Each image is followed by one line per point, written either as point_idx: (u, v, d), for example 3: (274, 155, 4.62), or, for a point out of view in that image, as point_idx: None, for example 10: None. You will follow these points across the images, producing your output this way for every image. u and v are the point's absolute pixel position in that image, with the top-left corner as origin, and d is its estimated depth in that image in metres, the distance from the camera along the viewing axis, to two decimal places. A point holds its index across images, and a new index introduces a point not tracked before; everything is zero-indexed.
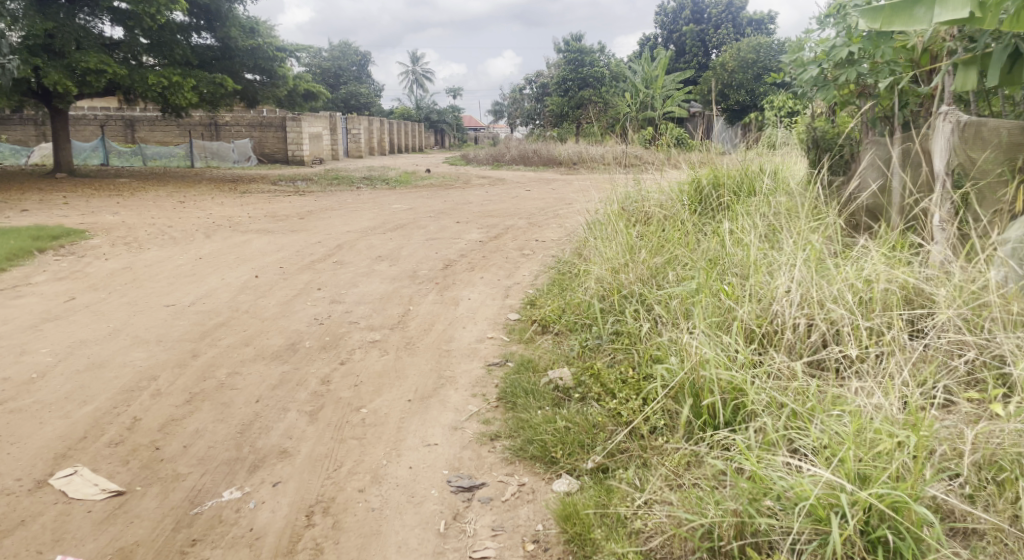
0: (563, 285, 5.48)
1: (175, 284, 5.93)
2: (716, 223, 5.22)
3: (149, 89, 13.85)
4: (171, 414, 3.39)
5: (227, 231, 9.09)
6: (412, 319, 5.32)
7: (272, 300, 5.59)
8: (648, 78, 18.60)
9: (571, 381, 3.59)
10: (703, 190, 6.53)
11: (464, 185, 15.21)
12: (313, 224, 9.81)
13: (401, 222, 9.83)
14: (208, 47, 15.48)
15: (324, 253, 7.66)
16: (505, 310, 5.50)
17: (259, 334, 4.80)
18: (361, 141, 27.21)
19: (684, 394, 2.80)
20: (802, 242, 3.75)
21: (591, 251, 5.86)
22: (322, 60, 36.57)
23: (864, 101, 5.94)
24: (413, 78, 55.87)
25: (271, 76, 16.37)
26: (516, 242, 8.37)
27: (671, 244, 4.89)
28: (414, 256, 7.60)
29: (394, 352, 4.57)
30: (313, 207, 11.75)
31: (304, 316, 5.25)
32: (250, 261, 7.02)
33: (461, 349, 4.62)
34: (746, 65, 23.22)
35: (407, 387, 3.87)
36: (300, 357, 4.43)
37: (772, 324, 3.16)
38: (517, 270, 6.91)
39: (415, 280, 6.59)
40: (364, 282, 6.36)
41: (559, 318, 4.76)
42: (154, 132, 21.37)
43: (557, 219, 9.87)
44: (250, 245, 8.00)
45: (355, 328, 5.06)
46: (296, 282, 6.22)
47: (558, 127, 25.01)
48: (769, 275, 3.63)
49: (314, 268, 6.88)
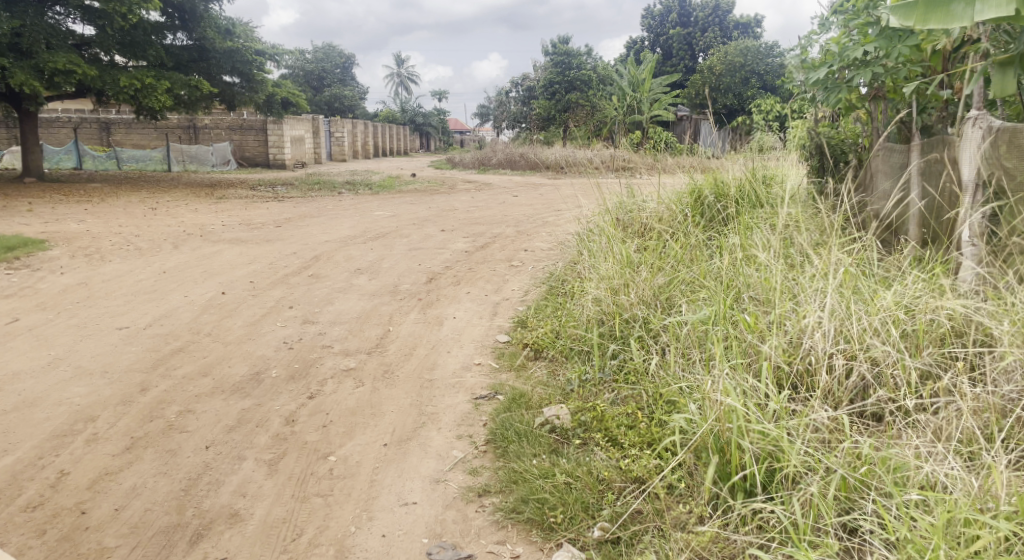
0: (556, 303, 5.03)
1: (133, 302, 5.46)
2: (721, 236, 4.82)
3: (121, 91, 13.31)
4: (105, 466, 2.94)
5: (198, 241, 8.59)
6: (391, 342, 4.87)
7: (238, 321, 5.12)
8: (636, 82, 18.22)
9: (570, 423, 3.16)
10: (704, 200, 6.04)
11: (450, 190, 14.77)
12: (290, 233, 9.31)
13: (383, 231, 9.35)
14: (185, 48, 14.95)
15: (300, 265, 7.19)
16: (492, 331, 5.04)
17: (220, 362, 4.33)
18: (345, 144, 26.69)
19: (707, 450, 2.35)
20: (829, 264, 3.32)
21: (584, 266, 5.42)
22: (305, 62, 36.01)
23: (877, 106, 5.53)
24: (398, 80, 55.30)
25: (249, 78, 15.85)
26: (504, 253, 7.92)
27: (675, 262, 4.44)
28: (395, 269, 7.13)
29: (370, 383, 4.10)
30: (292, 214, 11.25)
31: (272, 340, 4.78)
32: (218, 275, 6.54)
33: (445, 378, 4.16)
34: (733, 69, 22.90)
35: (383, 428, 3.41)
36: (264, 390, 3.96)
37: (804, 361, 2.72)
38: (505, 285, 6.47)
39: (396, 295, 6.12)
40: (340, 299, 5.89)
41: (553, 342, 4.33)
42: (131, 135, 20.80)
43: (546, 227, 9.43)
44: (221, 257, 7.51)
45: (328, 353, 4.60)
46: (266, 300, 5.74)
47: (544, 130, 24.58)
48: (793, 301, 3.20)
49: (287, 282, 6.42)
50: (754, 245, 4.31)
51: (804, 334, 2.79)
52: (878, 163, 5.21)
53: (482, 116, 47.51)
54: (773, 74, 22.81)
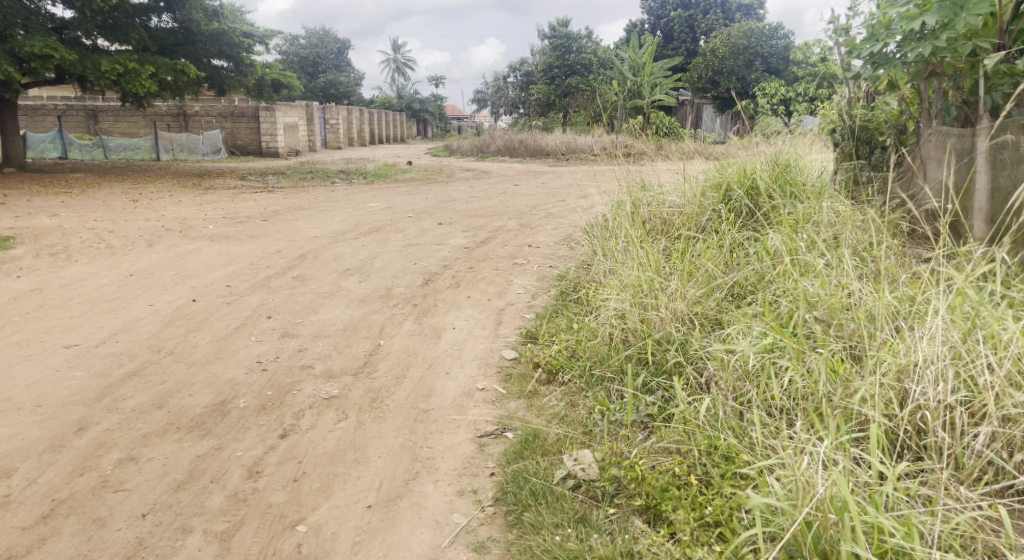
0: (568, 313, 4.42)
1: (89, 312, 4.82)
2: (758, 238, 4.23)
3: (102, 77, 12.58)
4: (10, 547, 2.39)
5: (176, 238, 7.92)
6: (381, 360, 4.24)
7: (206, 336, 4.47)
8: (636, 66, 17.47)
9: (599, 476, 2.61)
10: (734, 193, 5.25)
11: (447, 178, 14.13)
12: (276, 228, 8.64)
13: (376, 225, 8.69)
14: (169, 31, 14.15)
15: (284, 265, 6.54)
16: (497, 346, 4.42)
17: (179, 389, 3.70)
18: (340, 131, 25.93)
19: (805, 552, 1.84)
20: (916, 287, 2.78)
21: (600, 270, 4.80)
22: (299, 47, 35.13)
23: (926, 86, 4.93)
24: (394, 66, 54.22)
25: (239, 62, 15.18)
26: (507, 249, 7.30)
27: (711, 268, 3.85)
28: (389, 269, 6.48)
29: (355, 416, 3.47)
30: (281, 207, 10.57)
31: (244, 359, 4.15)
32: (192, 278, 5.89)
33: (444, 409, 3.55)
34: (737, 52, 22.13)
35: (367, 482, 2.80)
36: (228, 427, 3.33)
37: (910, 416, 2.20)
38: (509, 287, 5.85)
39: (389, 301, 5.49)
40: (325, 307, 5.24)
41: (570, 363, 3.75)
42: (118, 123, 20.08)
43: (551, 220, 8.80)
44: (198, 256, 6.85)
45: (308, 376, 3.96)
46: (241, 308, 5.09)
47: (544, 116, 23.90)
48: (876, 333, 2.65)
49: (268, 287, 5.78)
50: (806, 253, 3.74)
51: (908, 382, 2.26)
52: (928, 150, 4.63)
53: (479, 102, 46.49)
54: (779, 57, 22.33)
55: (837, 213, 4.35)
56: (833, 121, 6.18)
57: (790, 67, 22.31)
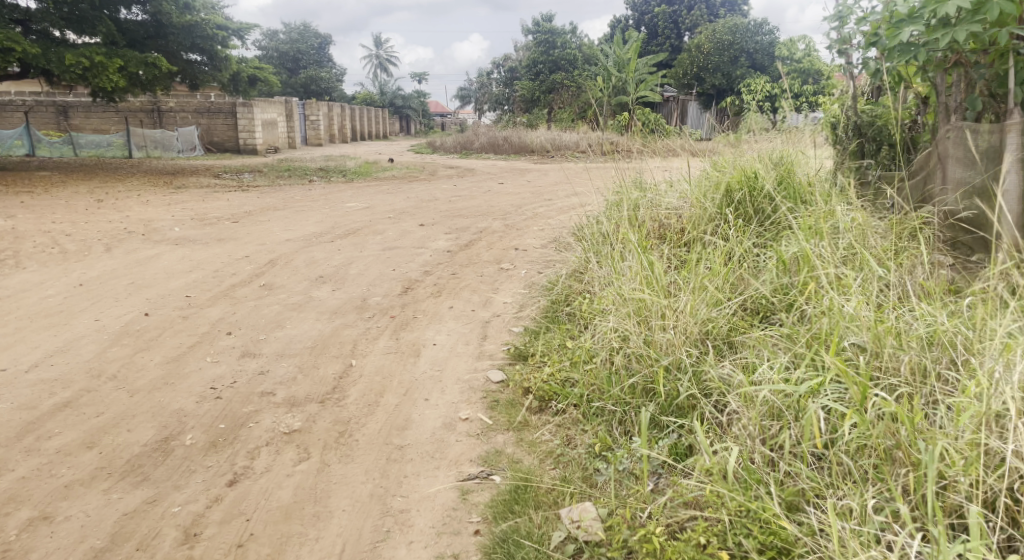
0: (561, 330, 3.98)
1: (26, 329, 4.33)
2: (771, 246, 3.82)
3: (67, 71, 11.99)
4: None
5: (138, 242, 7.39)
6: (352, 383, 3.78)
7: (155, 356, 3.98)
8: (620, 62, 17.06)
9: (610, 542, 2.23)
10: (735, 194, 4.76)
11: (430, 177, 13.65)
12: (247, 230, 8.12)
13: (353, 227, 8.21)
14: (139, 23, 13.50)
15: (251, 272, 6.06)
16: (482, 366, 3.97)
17: (116, 423, 3.23)
18: (321, 128, 25.32)
19: None
20: (974, 317, 2.43)
21: (596, 281, 4.36)
22: (279, 42, 34.45)
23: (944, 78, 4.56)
24: (376, 61, 53.44)
25: (213, 56, 14.55)
26: (492, 252, 6.86)
27: (723, 281, 3.43)
28: (365, 276, 6.00)
29: (318, 455, 3.01)
30: (253, 207, 10.06)
31: (195, 384, 3.67)
32: (148, 288, 5.39)
33: (421, 445, 3.10)
34: (722, 48, 21.78)
35: (326, 548, 2.40)
36: (168, 470, 2.88)
37: (997, 485, 1.88)
38: (495, 295, 5.41)
39: (363, 313, 5.02)
40: (293, 320, 4.76)
41: (565, 389, 3.33)
42: (90, 119, 19.39)
43: (537, 221, 8.36)
44: (158, 262, 6.35)
45: (268, 405, 3.49)
46: (198, 323, 4.61)
47: (528, 112, 23.43)
48: (936, 372, 2.29)
49: (232, 297, 5.30)
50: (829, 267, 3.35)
51: (993, 442, 1.92)
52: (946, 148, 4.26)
53: (463, 98, 45.90)
54: (764, 53, 21.94)
55: (853, 218, 3.95)
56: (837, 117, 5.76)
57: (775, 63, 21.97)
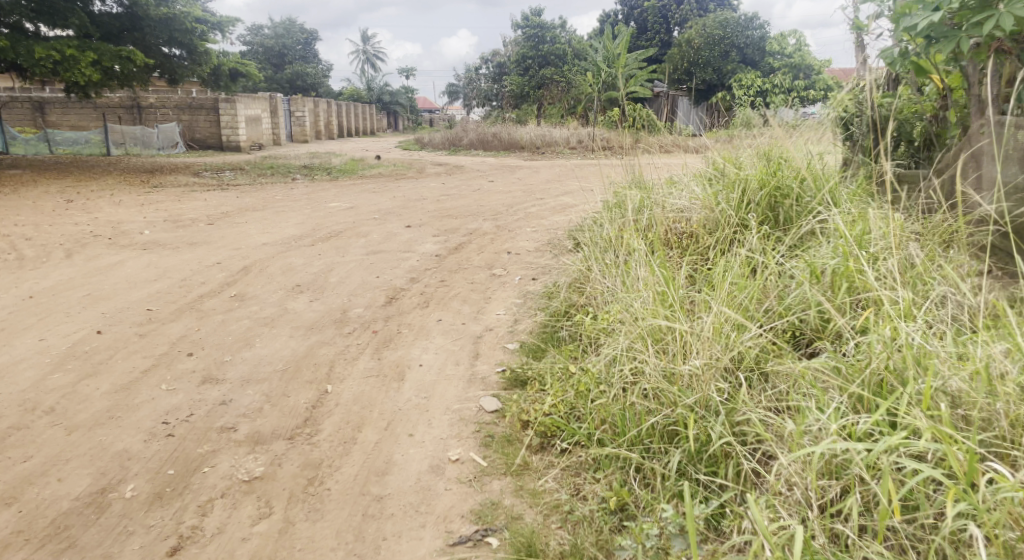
0: (564, 353, 3.53)
1: None
2: (800, 254, 3.37)
3: (37, 66, 11.39)
4: None
5: (102, 247, 6.87)
6: (325, 414, 3.32)
7: (102, 384, 3.50)
8: (610, 56, 16.58)
9: None
10: (753, 195, 4.30)
11: (417, 174, 13.19)
12: (222, 233, 7.62)
13: (335, 229, 7.72)
14: (113, 15, 12.87)
15: (222, 281, 5.58)
16: (473, 392, 3.52)
17: (45, 471, 2.78)
18: (306, 124, 24.75)
19: None
20: None
21: (603, 295, 3.91)
22: (263, 37, 33.81)
23: (975, 68, 4.17)
24: (363, 56, 52.51)
25: (192, 50, 13.91)
26: (483, 256, 6.42)
27: (750, 298, 2.98)
28: (346, 285, 5.52)
29: (281, 510, 2.58)
30: (231, 207, 9.54)
31: (146, 418, 3.20)
32: (106, 301, 4.89)
33: (403, 495, 2.67)
34: (712, 43, 21.32)
35: None
36: (99, 535, 2.45)
37: None
38: (487, 305, 4.96)
39: (342, 327, 4.55)
40: (263, 337, 4.28)
41: (570, 422, 2.89)
42: (67, 115, 18.73)
43: (530, 221, 7.91)
44: (120, 270, 5.84)
45: (227, 443, 3.03)
46: (157, 342, 4.12)
47: (517, 108, 22.96)
48: None
49: (198, 310, 4.81)
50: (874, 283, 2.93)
51: None
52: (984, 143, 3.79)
53: (451, 94, 45.31)
54: (755, 47, 21.53)
55: (888, 221, 3.52)
56: (848, 111, 5.30)
57: (766, 58, 21.55)
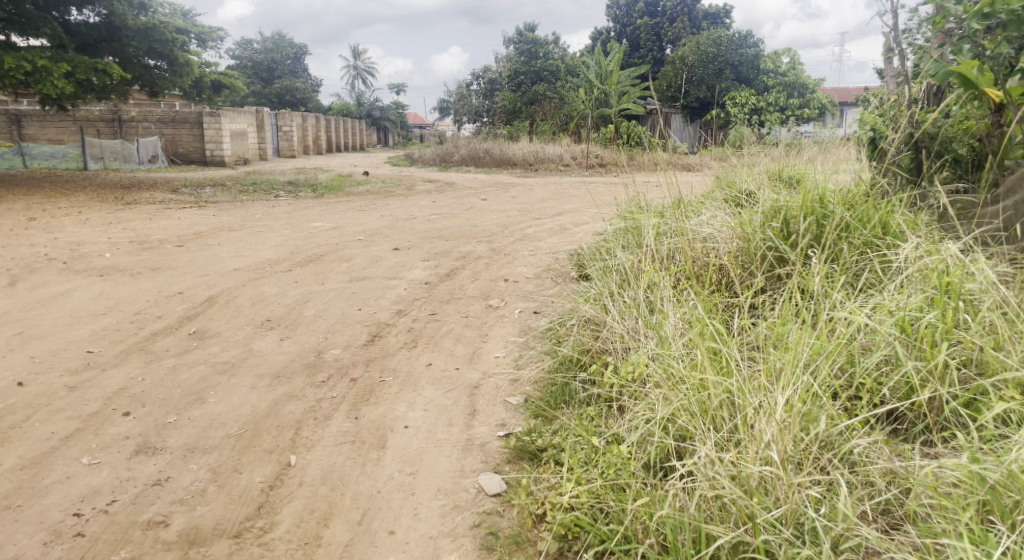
0: (582, 418, 2.87)
1: None
2: (868, 302, 2.73)
3: (6, 76, 10.62)
4: None
5: (54, 273, 6.17)
6: (281, 497, 2.65)
7: (8, 458, 2.84)
8: (601, 74, 15.92)
9: None
10: (797, 224, 3.65)
11: (407, 191, 12.52)
12: (192, 257, 6.92)
13: (317, 252, 7.03)
14: (90, 25, 12.13)
15: (182, 314, 4.89)
16: (470, 466, 2.85)
17: None
18: (294, 140, 24.03)
19: None
20: None
21: (623, 344, 3.25)
22: (253, 51, 33.17)
23: None
24: (355, 72, 51.79)
25: (172, 61, 12.96)
26: (477, 284, 5.76)
27: (826, 363, 2.34)
28: (323, 320, 4.84)
29: None
30: (206, 227, 8.83)
31: (53, 508, 2.55)
32: (38, 341, 4.20)
33: None
34: (707, 59, 20.43)
35: None
36: None
37: None
38: (484, 345, 4.29)
39: (315, 373, 3.87)
40: (219, 388, 3.60)
41: (600, 524, 2.23)
42: (45, 128, 17.90)
43: (528, 244, 7.24)
44: (67, 301, 5.14)
45: (152, 544, 2.39)
46: (89, 395, 3.44)
47: (509, 124, 22.33)
48: None
49: (147, 351, 4.13)
50: (978, 345, 2.39)
51: None
52: None
53: (443, 111, 44.74)
54: (748, 66, 21.00)
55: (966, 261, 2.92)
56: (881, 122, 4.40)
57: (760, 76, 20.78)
